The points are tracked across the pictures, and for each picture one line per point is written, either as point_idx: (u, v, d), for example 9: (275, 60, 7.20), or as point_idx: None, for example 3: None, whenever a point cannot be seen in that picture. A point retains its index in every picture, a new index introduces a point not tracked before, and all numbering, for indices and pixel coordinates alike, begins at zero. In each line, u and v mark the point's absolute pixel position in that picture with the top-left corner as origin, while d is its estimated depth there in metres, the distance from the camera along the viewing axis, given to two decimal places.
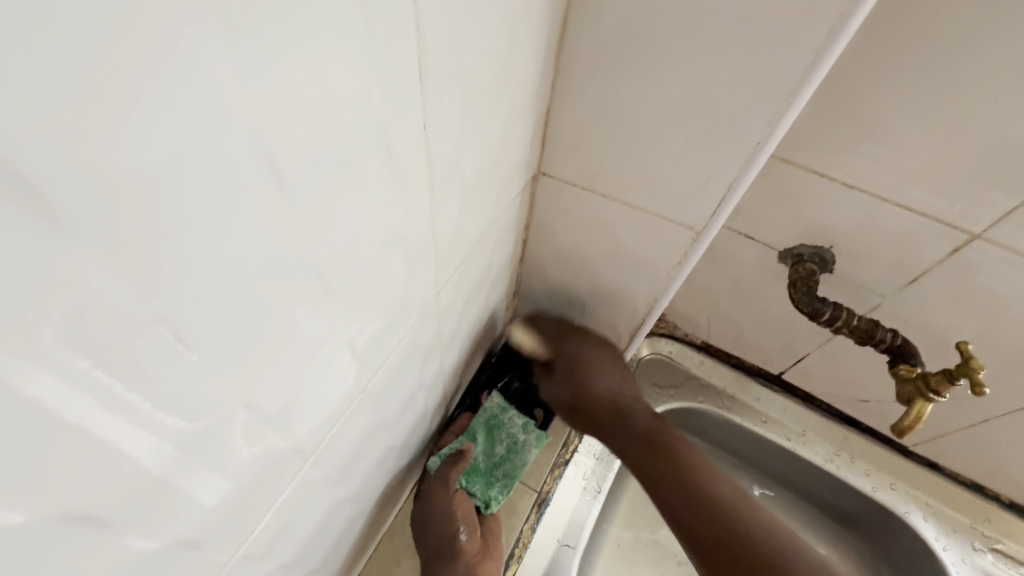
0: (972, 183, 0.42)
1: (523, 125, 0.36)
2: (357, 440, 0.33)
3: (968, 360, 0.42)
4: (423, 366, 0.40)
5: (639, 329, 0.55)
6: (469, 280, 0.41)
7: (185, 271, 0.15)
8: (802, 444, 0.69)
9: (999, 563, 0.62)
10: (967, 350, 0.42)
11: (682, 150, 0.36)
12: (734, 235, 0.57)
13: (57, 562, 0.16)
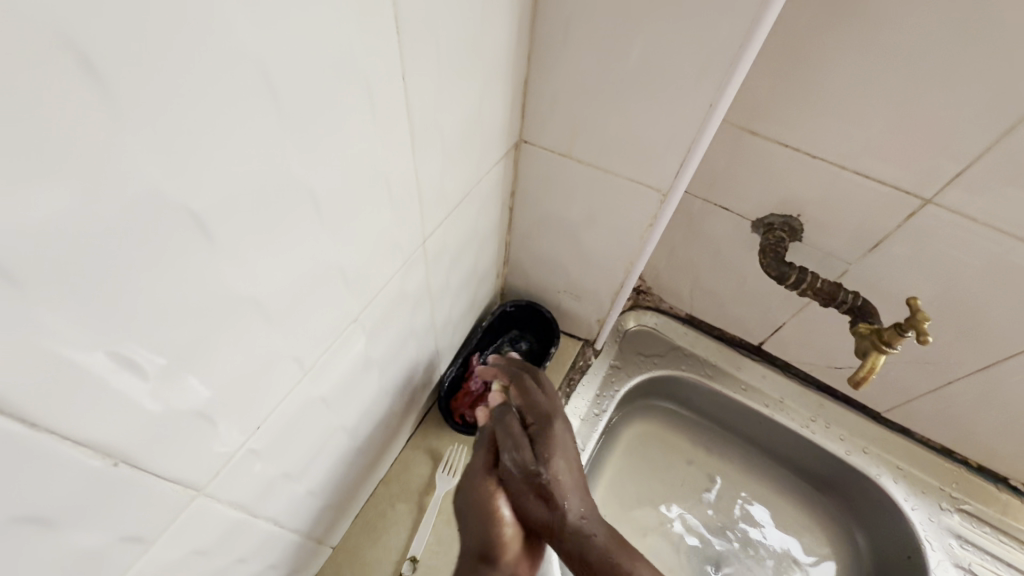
0: (923, 150, 0.45)
1: (502, 92, 0.40)
2: (351, 370, 0.37)
3: (916, 313, 0.45)
4: (413, 314, 0.44)
5: (619, 293, 0.59)
6: (456, 237, 0.45)
7: (211, 168, 0.19)
8: (779, 410, 0.72)
9: (965, 522, 0.65)
10: (916, 304, 0.45)
11: (647, 117, 0.40)
12: (711, 206, 0.60)
13: (113, 399, 0.20)
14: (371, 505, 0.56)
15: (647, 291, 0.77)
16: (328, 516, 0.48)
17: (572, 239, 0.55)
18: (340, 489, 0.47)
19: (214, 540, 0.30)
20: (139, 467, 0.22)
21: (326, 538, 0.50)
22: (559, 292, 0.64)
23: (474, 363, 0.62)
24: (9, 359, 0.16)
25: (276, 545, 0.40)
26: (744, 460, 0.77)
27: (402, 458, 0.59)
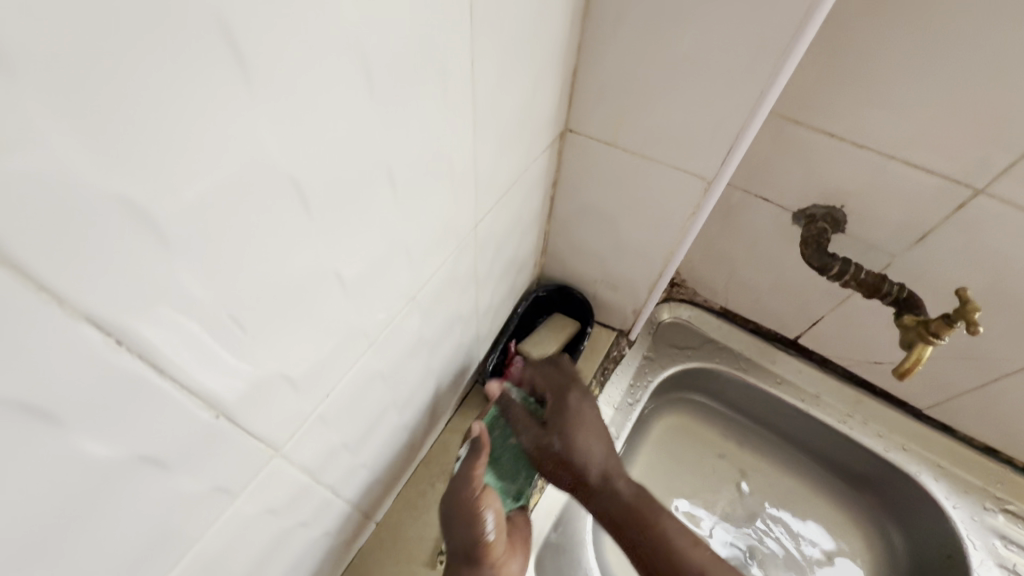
0: (979, 138, 0.44)
1: (552, 80, 0.41)
2: (404, 348, 0.39)
3: (966, 303, 0.45)
4: (459, 298, 0.46)
5: (657, 282, 0.60)
6: (502, 224, 0.46)
7: (310, 140, 0.20)
8: (815, 405, 0.71)
9: (1010, 523, 0.64)
10: (967, 295, 0.45)
11: (696, 104, 0.40)
12: (750, 198, 0.60)
13: (222, 352, 0.21)
14: (412, 484, 0.58)
15: (681, 284, 0.77)
16: (375, 491, 0.50)
17: (612, 228, 0.56)
18: (386, 466, 0.49)
19: (284, 500, 0.32)
20: (234, 420, 0.24)
21: (372, 513, 0.52)
22: (595, 282, 0.64)
23: (513, 350, 0.64)
24: (153, 307, 0.17)
25: (331, 514, 0.42)
26: (777, 455, 0.77)
27: (440, 441, 0.61)
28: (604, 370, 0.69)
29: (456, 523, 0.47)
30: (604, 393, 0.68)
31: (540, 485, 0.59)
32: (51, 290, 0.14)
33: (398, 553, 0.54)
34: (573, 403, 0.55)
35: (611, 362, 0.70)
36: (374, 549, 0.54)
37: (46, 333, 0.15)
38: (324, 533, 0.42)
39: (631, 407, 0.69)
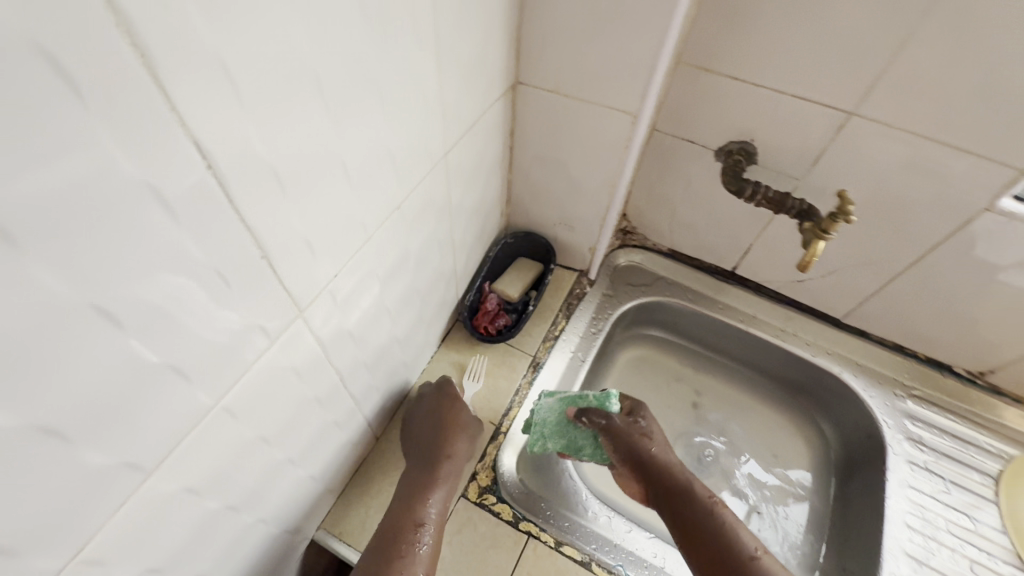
0: (846, 70, 0.55)
1: (500, 34, 0.50)
2: (393, 255, 0.48)
3: (846, 201, 0.56)
4: (436, 224, 0.54)
5: (606, 217, 0.69)
6: (468, 163, 0.55)
7: (323, 43, 0.29)
8: (753, 324, 0.82)
9: (916, 404, 0.76)
10: (846, 195, 0.56)
11: (617, 49, 0.50)
12: (679, 141, 0.71)
13: (267, 198, 0.30)
14: (407, 405, 0.67)
15: (633, 232, 0.88)
16: (374, 400, 0.58)
17: (563, 170, 0.65)
18: (383, 377, 0.58)
19: (306, 365, 0.41)
20: (272, 263, 0.32)
21: (374, 423, 0.60)
22: (555, 224, 0.74)
23: (488, 288, 0.74)
24: (229, 145, 0.26)
25: (341, 405, 0.50)
26: (726, 374, 0.87)
27: (428, 369, 0.70)
28: (569, 305, 0.79)
29: (428, 411, 0.63)
30: (571, 324, 0.77)
31: (518, 400, 0.69)
32: (180, 113, 0.23)
33: (398, 460, 0.63)
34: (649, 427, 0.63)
35: (575, 299, 0.80)
36: (376, 458, 0.62)
37: (171, 142, 0.23)
38: (335, 423, 0.50)
39: (595, 336, 0.78)
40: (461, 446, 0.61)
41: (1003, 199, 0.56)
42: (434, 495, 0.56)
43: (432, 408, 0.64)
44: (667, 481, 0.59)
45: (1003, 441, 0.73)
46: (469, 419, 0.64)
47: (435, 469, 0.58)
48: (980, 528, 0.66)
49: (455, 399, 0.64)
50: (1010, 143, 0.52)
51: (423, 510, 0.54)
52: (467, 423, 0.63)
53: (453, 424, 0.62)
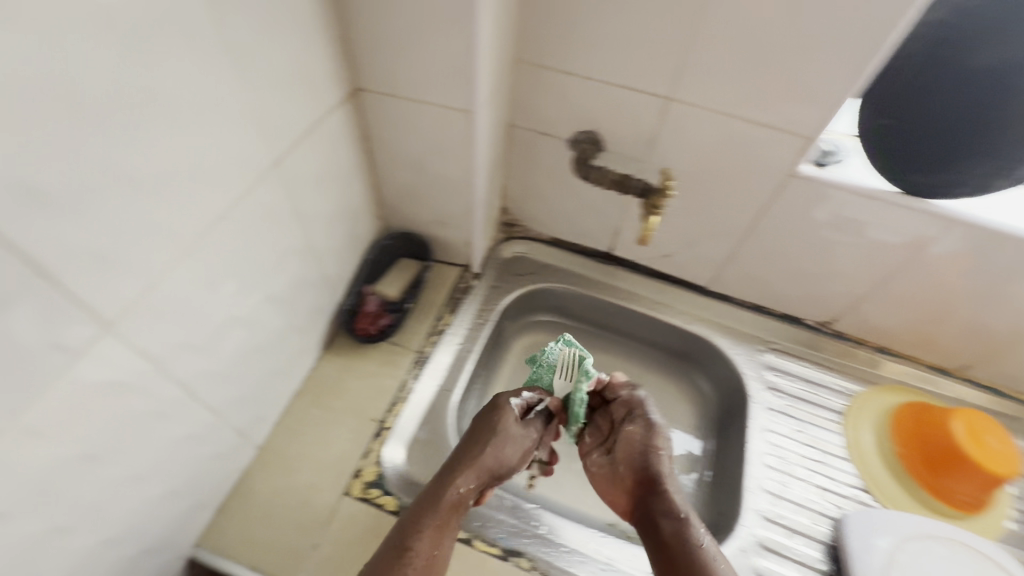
0: (655, 60, 0.61)
1: (320, 44, 0.52)
2: (229, 263, 0.49)
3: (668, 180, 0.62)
4: (284, 230, 0.56)
5: (472, 211, 0.73)
6: (314, 169, 0.57)
7: (65, 63, 0.30)
8: (631, 300, 0.88)
9: (775, 356, 0.84)
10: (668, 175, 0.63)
11: (434, 52, 0.53)
12: (535, 135, 0.75)
13: (27, 216, 0.30)
14: (288, 412, 0.67)
15: (516, 224, 0.92)
16: (243, 411, 0.58)
17: (422, 170, 0.68)
18: (249, 386, 0.58)
19: (132, 378, 0.41)
20: (50, 280, 0.33)
21: (248, 434, 0.61)
22: (428, 223, 0.77)
23: (367, 293, 0.74)
24: None
25: (195, 416, 0.50)
26: (615, 349, 0.93)
27: (311, 376, 0.71)
28: (454, 299, 0.82)
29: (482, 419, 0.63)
30: (456, 318, 0.80)
31: (403, 395, 0.71)
32: None
33: (280, 467, 0.63)
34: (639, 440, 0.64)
35: (459, 293, 0.83)
36: (257, 468, 0.63)
37: None
38: (191, 436, 0.51)
39: (481, 326, 0.81)
40: (493, 457, 0.60)
41: (802, 162, 0.64)
42: (423, 508, 0.55)
43: (486, 417, 0.63)
44: (663, 501, 0.59)
45: (849, 379, 0.82)
46: (513, 430, 0.62)
47: (439, 484, 0.57)
48: (827, 459, 0.74)
49: (502, 410, 0.63)
50: (794, 115, 0.60)
51: (416, 520, 0.54)
52: (509, 434, 0.62)
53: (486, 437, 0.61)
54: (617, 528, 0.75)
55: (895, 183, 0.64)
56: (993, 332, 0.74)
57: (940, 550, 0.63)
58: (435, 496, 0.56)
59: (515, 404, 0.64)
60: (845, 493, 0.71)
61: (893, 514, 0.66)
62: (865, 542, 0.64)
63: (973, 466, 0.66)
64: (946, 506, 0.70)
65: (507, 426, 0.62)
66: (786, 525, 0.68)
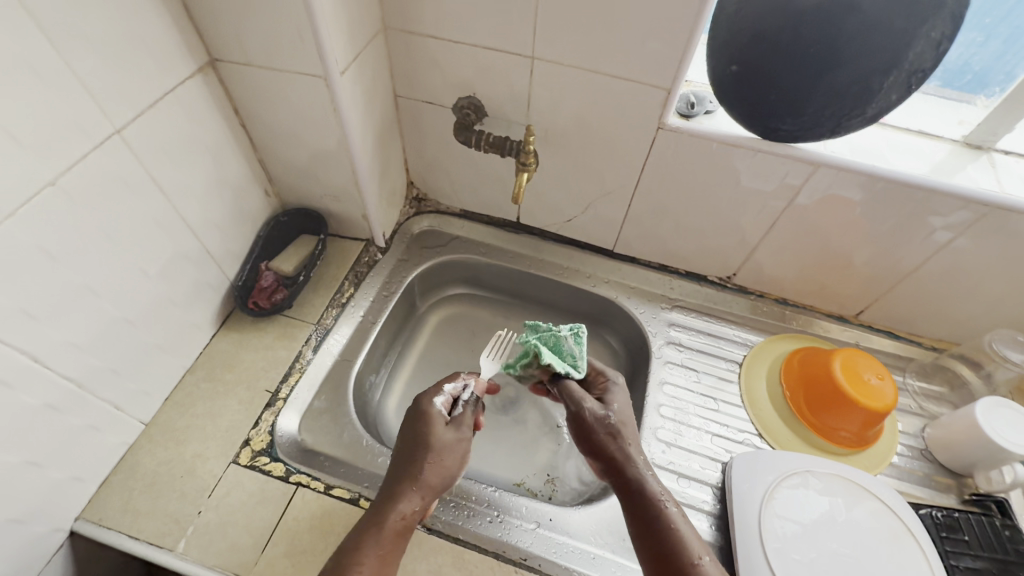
0: (513, 19, 0.62)
1: (163, 12, 0.52)
2: (72, 232, 0.49)
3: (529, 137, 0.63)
4: (143, 201, 0.56)
5: (359, 182, 0.74)
6: (173, 140, 0.58)
7: None
8: (539, 266, 0.89)
9: (678, 313, 0.85)
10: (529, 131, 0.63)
11: (278, 17, 0.54)
12: (421, 104, 0.76)
13: None
14: (180, 388, 0.68)
15: (425, 198, 0.93)
16: (118, 383, 0.59)
17: (302, 141, 0.69)
18: (124, 360, 0.59)
19: None
20: None
21: (127, 406, 0.61)
22: (323, 197, 0.78)
23: (264, 267, 0.76)
24: None
25: (54, 386, 0.51)
26: (530, 316, 0.94)
27: (205, 352, 0.71)
28: (357, 273, 0.83)
29: (404, 433, 0.60)
30: (359, 291, 0.81)
31: (299, 366, 0.72)
32: None
33: (168, 440, 0.64)
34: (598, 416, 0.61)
35: (364, 267, 0.84)
36: (144, 443, 0.63)
37: None
38: (50, 406, 0.51)
39: (387, 298, 0.82)
40: (433, 472, 0.57)
41: (668, 115, 0.65)
42: (359, 535, 0.53)
43: (405, 430, 0.60)
44: (627, 486, 0.57)
45: (750, 331, 0.84)
46: (444, 438, 0.59)
47: (376, 506, 0.55)
48: (722, 407, 0.76)
49: (428, 419, 0.60)
50: (648, 66, 0.61)
51: (355, 548, 0.52)
52: (443, 446, 0.59)
53: (418, 453, 0.58)
54: (523, 487, 0.76)
55: (747, 129, 0.66)
56: (874, 274, 0.76)
57: (815, 484, 0.65)
58: (376, 523, 0.54)
59: (440, 404, 0.62)
60: (737, 438, 0.73)
61: (773, 453, 0.68)
62: (742, 480, 0.66)
63: (851, 403, 0.68)
64: (827, 442, 0.72)
65: (438, 436, 0.58)
66: (675, 471, 0.70)
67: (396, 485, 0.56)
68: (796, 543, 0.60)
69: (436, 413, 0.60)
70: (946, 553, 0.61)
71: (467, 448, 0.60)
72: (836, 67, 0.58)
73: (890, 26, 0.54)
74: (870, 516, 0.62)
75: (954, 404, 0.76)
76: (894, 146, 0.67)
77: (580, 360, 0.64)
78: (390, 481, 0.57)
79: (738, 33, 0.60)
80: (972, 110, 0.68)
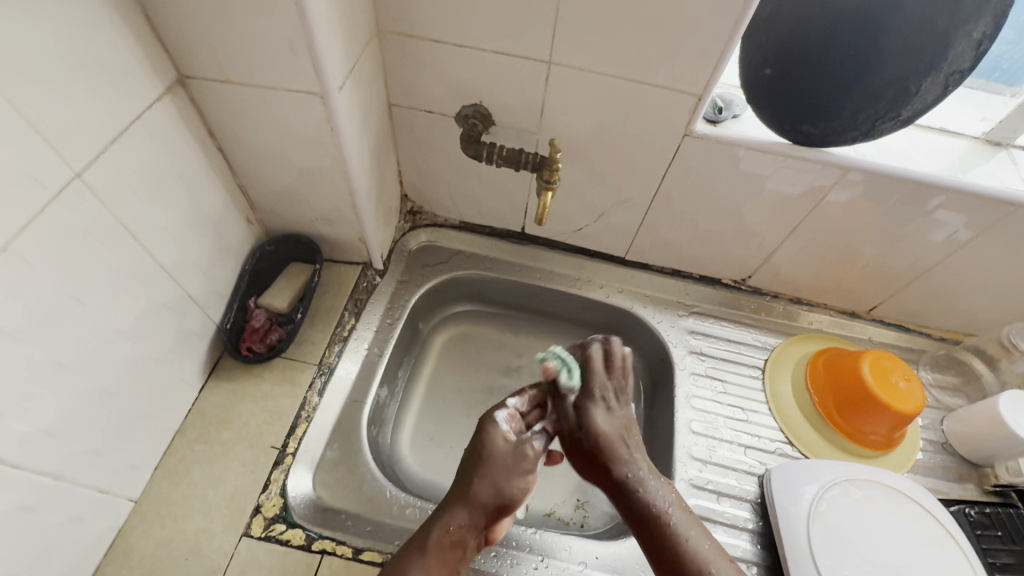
0: (528, 21, 0.56)
1: (120, 24, 0.43)
2: (31, 303, 0.40)
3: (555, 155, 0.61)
4: (114, 253, 0.47)
5: (357, 205, 0.66)
6: (142, 175, 0.48)
7: None
8: (550, 278, 0.84)
9: (695, 320, 0.83)
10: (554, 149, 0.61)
11: (262, 27, 0.46)
12: (419, 113, 0.69)
13: None
14: (171, 453, 0.60)
15: (421, 211, 0.86)
16: (99, 464, 0.51)
17: (291, 164, 0.61)
18: (105, 436, 0.50)
19: None
20: None
21: (112, 486, 0.53)
22: (313, 221, 0.70)
23: (253, 306, 0.67)
24: None
25: (28, 485, 0.43)
26: (541, 330, 0.89)
27: (195, 409, 0.63)
28: (357, 300, 0.75)
29: (487, 483, 0.52)
30: (361, 321, 0.74)
31: (306, 414, 0.64)
32: None
33: (165, 516, 0.56)
34: (592, 417, 0.57)
35: (363, 293, 0.76)
36: (137, 523, 0.55)
37: None
38: (23, 508, 0.43)
39: (392, 326, 0.75)
40: (486, 486, 0.51)
41: (696, 121, 0.61)
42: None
43: (491, 482, 0.52)
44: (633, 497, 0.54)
45: (769, 334, 0.83)
46: (504, 452, 0.53)
47: (449, 547, 0.50)
48: (751, 417, 0.75)
49: (486, 435, 0.54)
50: (679, 71, 0.57)
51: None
52: (500, 459, 0.53)
53: (507, 509, 0.53)
54: (554, 517, 0.72)
55: (777, 133, 0.63)
56: (891, 272, 0.75)
57: (856, 492, 0.64)
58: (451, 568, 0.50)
59: (502, 420, 0.55)
60: (770, 448, 0.72)
61: (811, 463, 0.67)
62: (784, 496, 0.64)
63: (883, 407, 0.68)
64: (857, 445, 0.72)
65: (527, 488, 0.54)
66: (713, 490, 0.68)
67: (479, 533, 0.52)
68: (847, 558, 0.59)
69: (528, 469, 0.54)
70: (984, 551, 0.63)
71: (530, 459, 0.54)
72: (873, 67, 0.54)
73: (934, 23, 0.51)
74: (912, 520, 0.62)
75: (967, 395, 0.78)
76: (918, 146, 0.65)
77: (575, 372, 0.58)
78: (468, 526, 0.51)
79: (774, 34, 0.57)
80: (993, 108, 0.68)
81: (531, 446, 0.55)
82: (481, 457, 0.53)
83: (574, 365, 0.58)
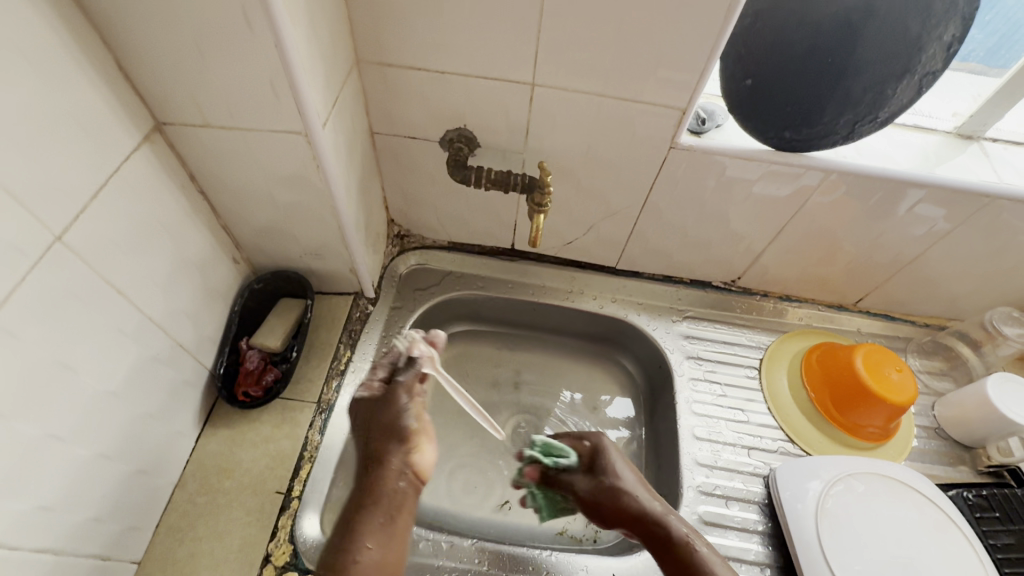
0: (508, 45, 0.56)
1: (95, 81, 0.42)
2: (18, 380, 0.39)
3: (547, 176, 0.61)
4: (103, 313, 0.46)
5: (346, 237, 0.65)
6: (124, 229, 0.47)
7: None
8: (544, 293, 0.84)
9: (690, 324, 0.84)
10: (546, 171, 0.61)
11: (242, 73, 0.45)
12: (403, 140, 0.68)
13: None
14: (171, 509, 0.58)
15: (409, 234, 0.85)
16: (98, 531, 0.49)
17: (275, 201, 0.59)
18: (104, 502, 0.49)
19: None
20: None
21: (113, 551, 0.51)
22: (301, 255, 0.68)
23: (246, 346, 0.66)
24: None
25: (27, 564, 0.41)
26: (537, 343, 0.89)
27: (194, 459, 0.61)
28: (352, 331, 0.74)
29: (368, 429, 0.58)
30: (358, 352, 0.73)
31: (308, 454, 0.63)
32: None
33: None
34: (609, 465, 0.65)
35: (357, 323, 0.75)
36: None
37: None
38: None
39: (388, 354, 0.74)
40: (378, 438, 0.57)
41: (681, 134, 0.62)
42: (379, 530, 0.52)
43: (377, 428, 0.58)
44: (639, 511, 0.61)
45: (762, 333, 0.84)
46: (376, 406, 0.59)
47: (380, 497, 0.54)
48: (752, 418, 0.76)
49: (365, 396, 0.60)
50: (662, 87, 0.57)
51: (380, 558, 0.51)
52: (375, 415, 0.59)
53: (398, 430, 0.57)
54: (566, 535, 0.72)
55: (760, 142, 0.63)
56: (876, 265, 0.77)
57: (859, 486, 0.66)
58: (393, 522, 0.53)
59: (365, 390, 0.60)
60: (773, 447, 0.73)
61: (814, 459, 0.68)
62: (790, 495, 0.66)
63: (877, 400, 0.69)
64: (854, 438, 0.74)
65: (415, 409, 0.59)
66: (721, 494, 0.69)
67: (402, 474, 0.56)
68: (856, 553, 0.60)
69: (402, 398, 0.59)
70: (984, 533, 0.65)
71: (383, 413, 0.58)
72: (851, 74, 0.55)
73: (906, 33, 0.52)
74: (913, 510, 0.64)
75: (954, 379, 0.81)
76: (896, 144, 0.67)
77: (560, 452, 0.68)
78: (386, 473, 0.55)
79: (752, 46, 0.58)
80: (963, 103, 0.71)
81: (398, 393, 0.59)
82: (365, 415, 0.59)
83: (556, 450, 0.68)
